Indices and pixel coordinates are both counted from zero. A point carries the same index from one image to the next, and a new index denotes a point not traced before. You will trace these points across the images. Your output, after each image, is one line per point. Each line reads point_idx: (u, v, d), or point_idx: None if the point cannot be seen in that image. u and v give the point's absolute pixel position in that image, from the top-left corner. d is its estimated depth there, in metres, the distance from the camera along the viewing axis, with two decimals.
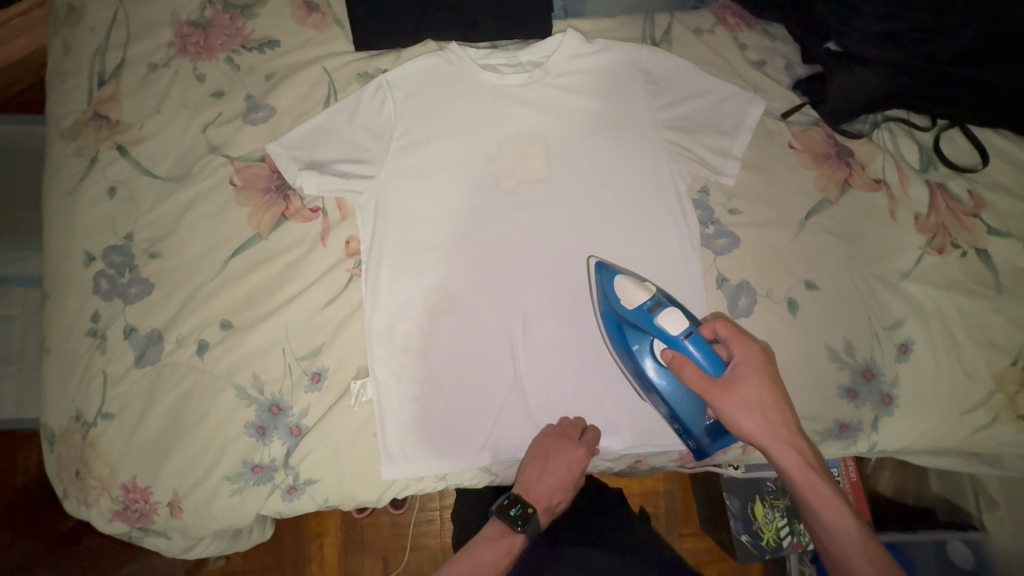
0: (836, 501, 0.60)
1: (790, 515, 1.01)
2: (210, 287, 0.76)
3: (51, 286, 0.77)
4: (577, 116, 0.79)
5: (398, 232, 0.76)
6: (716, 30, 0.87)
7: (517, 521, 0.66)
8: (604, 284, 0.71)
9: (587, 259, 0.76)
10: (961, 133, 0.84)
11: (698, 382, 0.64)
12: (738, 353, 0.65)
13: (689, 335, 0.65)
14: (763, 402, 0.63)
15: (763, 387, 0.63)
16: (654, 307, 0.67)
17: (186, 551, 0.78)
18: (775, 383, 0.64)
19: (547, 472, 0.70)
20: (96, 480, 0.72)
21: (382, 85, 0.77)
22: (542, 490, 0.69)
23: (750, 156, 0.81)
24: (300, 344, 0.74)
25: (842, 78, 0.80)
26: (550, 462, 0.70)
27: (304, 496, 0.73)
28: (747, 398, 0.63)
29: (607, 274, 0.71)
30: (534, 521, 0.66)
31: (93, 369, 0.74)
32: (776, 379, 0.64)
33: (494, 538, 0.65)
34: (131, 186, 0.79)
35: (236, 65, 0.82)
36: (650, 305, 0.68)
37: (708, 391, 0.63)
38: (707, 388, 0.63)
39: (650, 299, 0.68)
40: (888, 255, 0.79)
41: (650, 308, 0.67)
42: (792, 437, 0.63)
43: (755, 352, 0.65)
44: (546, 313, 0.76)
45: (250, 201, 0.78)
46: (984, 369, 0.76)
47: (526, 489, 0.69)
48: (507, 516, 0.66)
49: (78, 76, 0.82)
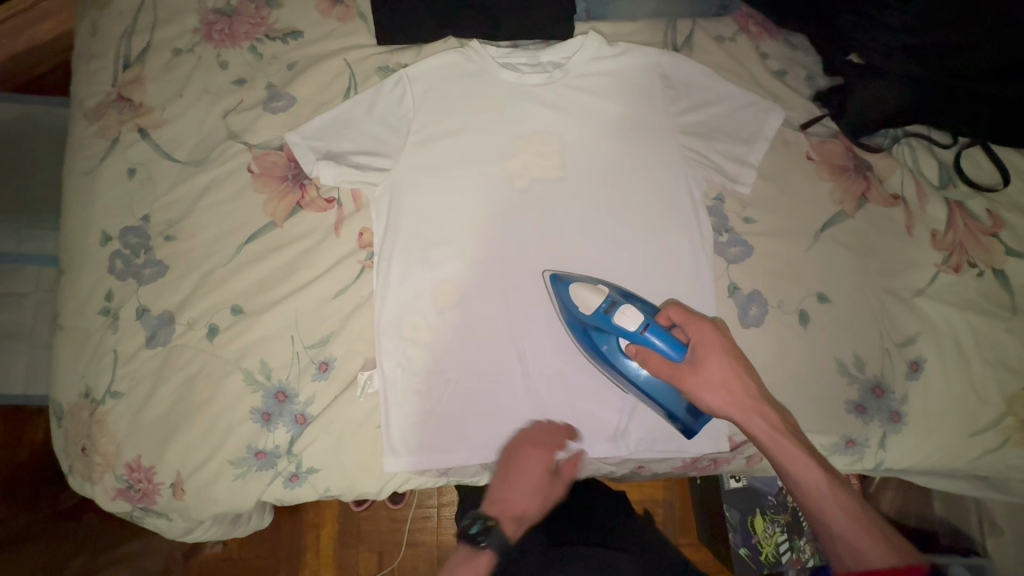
0: (815, 469, 0.60)
1: (791, 531, 0.99)
2: (222, 272, 0.76)
3: (67, 263, 0.78)
4: (596, 117, 0.79)
5: (411, 226, 0.76)
6: (738, 38, 0.87)
7: (478, 536, 0.60)
8: (561, 294, 0.72)
9: (542, 273, 0.76)
10: (982, 151, 0.83)
11: (663, 368, 0.65)
12: (695, 333, 0.66)
13: (647, 327, 0.66)
14: (728, 377, 0.64)
15: (723, 363, 0.64)
16: (609, 309, 0.68)
17: (185, 534, 0.79)
18: (735, 357, 0.65)
19: (517, 477, 0.67)
20: (101, 457, 0.73)
21: (402, 79, 0.77)
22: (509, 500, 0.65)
23: (767, 166, 0.81)
24: (309, 332, 0.75)
25: (863, 92, 0.79)
26: (518, 467, 0.68)
27: (305, 484, 0.73)
28: (711, 374, 0.64)
29: (562, 285, 0.72)
30: (497, 531, 0.60)
31: (104, 347, 0.74)
32: (737, 354, 0.65)
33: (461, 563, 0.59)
34: (150, 168, 0.79)
35: (259, 53, 0.83)
36: (605, 307, 0.68)
37: (674, 375, 0.65)
38: (672, 372, 0.65)
39: (605, 300, 0.69)
40: (903, 271, 0.78)
41: (606, 309, 0.68)
42: (760, 409, 0.64)
43: (711, 329, 0.66)
44: (544, 312, 0.76)
45: (267, 188, 0.79)
46: (995, 391, 0.75)
47: (491, 503, 0.65)
48: (469, 536, 0.61)
49: (104, 58, 0.83)
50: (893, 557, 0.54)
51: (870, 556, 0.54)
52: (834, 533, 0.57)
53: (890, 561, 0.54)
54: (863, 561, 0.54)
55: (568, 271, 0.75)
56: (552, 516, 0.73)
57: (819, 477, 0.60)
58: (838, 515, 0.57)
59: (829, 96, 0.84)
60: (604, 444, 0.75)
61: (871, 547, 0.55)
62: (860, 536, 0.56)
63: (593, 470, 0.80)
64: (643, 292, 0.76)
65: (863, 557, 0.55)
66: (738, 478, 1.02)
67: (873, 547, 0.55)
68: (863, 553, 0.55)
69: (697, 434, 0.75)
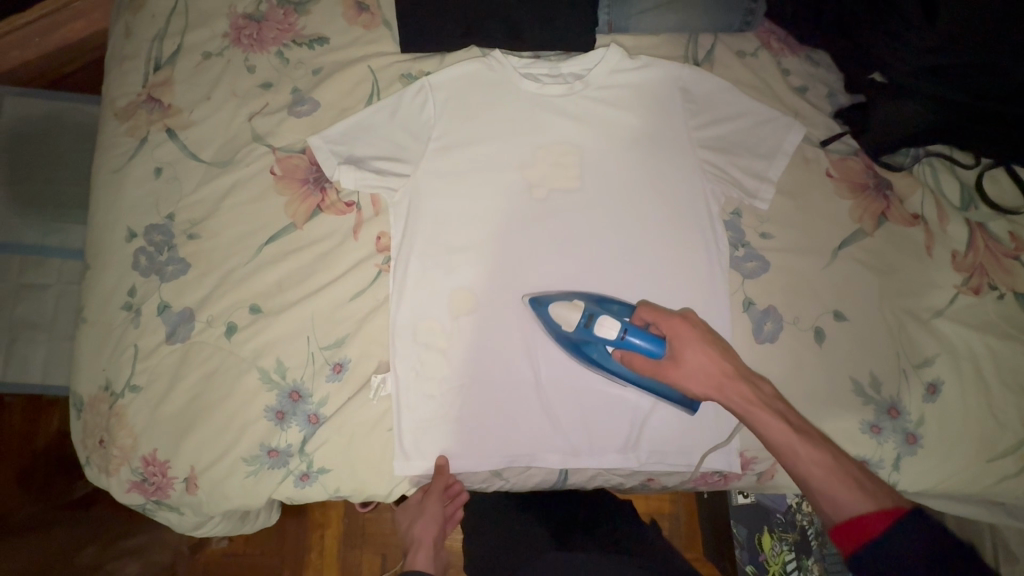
0: (790, 431, 0.60)
1: (799, 550, 0.98)
2: (242, 272, 0.77)
3: (93, 258, 0.79)
4: (616, 130, 0.79)
5: (429, 231, 0.77)
6: (759, 54, 0.87)
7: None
8: (544, 317, 0.73)
9: (523, 300, 0.76)
10: (1006, 173, 0.81)
11: (645, 366, 0.66)
12: (663, 321, 0.66)
13: (626, 332, 0.65)
14: (704, 361, 0.64)
15: (697, 348, 0.64)
16: (587, 321, 0.68)
17: (195, 529, 0.80)
18: (705, 338, 0.65)
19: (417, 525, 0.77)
20: (118, 450, 0.74)
21: (424, 86, 0.78)
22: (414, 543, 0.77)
23: (785, 182, 0.81)
24: (325, 333, 0.76)
25: (886, 111, 0.79)
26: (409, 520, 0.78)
27: (316, 483, 0.74)
28: (691, 363, 0.64)
29: (542, 308, 0.73)
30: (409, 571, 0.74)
31: (125, 342, 0.76)
32: (707, 334, 0.65)
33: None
34: (176, 168, 0.81)
35: (285, 59, 0.85)
36: (584, 321, 0.68)
37: (658, 371, 0.65)
38: (656, 369, 0.65)
39: (583, 314, 0.68)
40: (922, 292, 0.78)
41: (584, 324, 0.68)
42: (737, 383, 0.63)
43: (679, 317, 0.66)
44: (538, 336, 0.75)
45: (288, 190, 0.80)
46: (1015, 416, 0.74)
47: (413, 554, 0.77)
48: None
49: (136, 60, 0.86)
50: (871, 503, 0.53)
51: (850, 505, 0.54)
52: (815, 488, 0.57)
53: (869, 507, 0.53)
54: (845, 512, 0.54)
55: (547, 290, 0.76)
56: (563, 526, 0.73)
57: (794, 438, 0.59)
58: (815, 470, 0.57)
59: (850, 114, 0.83)
60: (615, 455, 0.75)
61: (849, 495, 0.55)
62: (838, 486, 0.56)
63: (603, 481, 0.79)
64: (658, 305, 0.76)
65: (844, 508, 0.54)
66: (746, 494, 1.02)
67: (851, 495, 0.55)
68: (842, 501, 0.55)
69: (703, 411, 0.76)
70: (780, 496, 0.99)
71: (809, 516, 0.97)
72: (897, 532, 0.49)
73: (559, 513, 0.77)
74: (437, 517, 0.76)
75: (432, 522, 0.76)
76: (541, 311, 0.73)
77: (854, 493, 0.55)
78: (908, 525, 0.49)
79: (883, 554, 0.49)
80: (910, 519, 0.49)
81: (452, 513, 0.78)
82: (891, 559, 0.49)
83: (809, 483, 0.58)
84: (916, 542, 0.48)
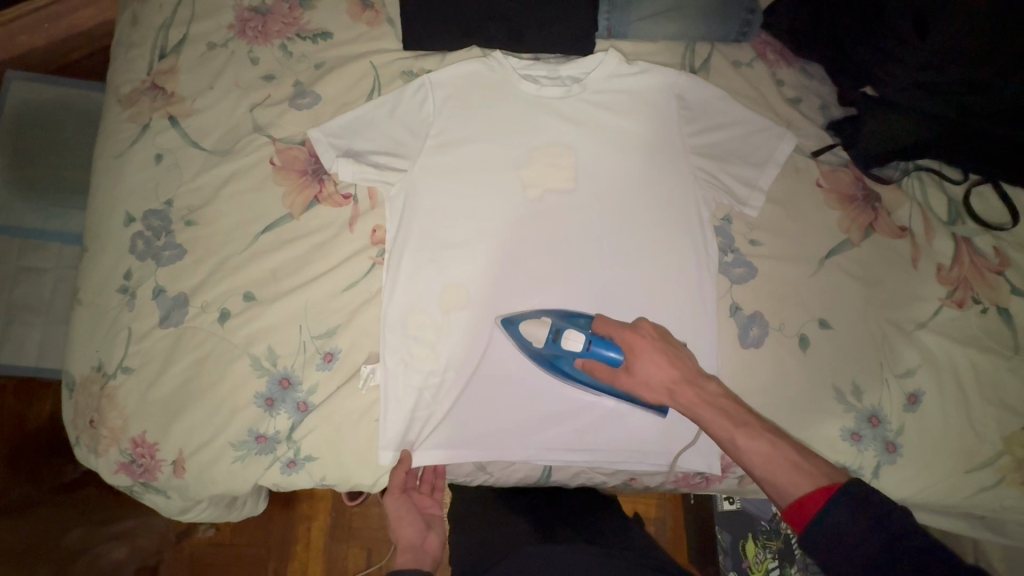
0: (732, 426, 0.61)
1: (784, 557, 0.98)
2: (238, 259, 0.78)
3: (91, 241, 0.80)
4: (612, 134, 0.81)
5: (424, 225, 0.78)
6: (755, 64, 0.88)
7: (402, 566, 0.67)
8: (516, 337, 0.74)
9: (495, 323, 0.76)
10: (992, 190, 0.83)
11: (605, 374, 0.68)
12: (613, 331, 0.68)
13: (591, 342, 0.68)
14: (653, 368, 0.65)
15: (648, 355, 0.65)
16: (555, 336, 0.70)
17: (182, 512, 0.81)
18: (652, 344, 0.66)
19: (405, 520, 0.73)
20: (108, 431, 0.75)
21: (424, 84, 0.80)
22: (405, 536, 0.72)
23: (776, 191, 0.82)
24: (317, 323, 0.77)
25: (877, 125, 0.80)
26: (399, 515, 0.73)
27: (302, 471, 0.75)
28: (643, 373, 0.65)
29: (513, 328, 0.74)
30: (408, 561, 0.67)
31: (119, 324, 0.77)
32: (654, 339, 0.66)
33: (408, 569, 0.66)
34: (177, 155, 0.82)
35: (289, 52, 0.86)
36: (552, 335, 0.71)
37: (615, 380, 0.67)
38: (613, 377, 0.67)
39: (551, 329, 0.71)
40: (906, 304, 0.79)
41: (553, 338, 0.70)
42: (683, 386, 0.64)
43: (628, 329, 0.67)
44: (510, 358, 0.76)
45: (287, 180, 0.81)
46: (993, 429, 0.75)
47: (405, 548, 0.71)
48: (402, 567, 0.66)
49: (142, 48, 0.87)
50: (810, 484, 0.56)
51: (791, 489, 0.56)
52: (759, 477, 0.59)
53: (807, 488, 0.55)
54: (787, 495, 0.56)
55: (519, 312, 0.76)
56: (546, 519, 0.74)
57: (735, 430, 0.61)
58: (756, 460, 0.59)
59: (843, 126, 0.85)
60: (595, 454, 0.76)
61: (790, 478, 0.57)
62: (779, 472, 0.58)
63: (585, 478, 0.80)
64: (648, 308, 0.77)
65: (787, 491, 0.56)
66: (732, 501, 1.04)
67: (791, 479, 0.57)
68: (784, 486, 0.57)
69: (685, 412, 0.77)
70: (766, 504, 1.00)
71: None
72: (837, 507, 0.52)
73: (541, 508, 0.78)
74: (413, 512, 0.74)
75: (410, 518, 0.73)
76: (514, 331, 0.74)
77: (795, 477, 0.57)
78: (849, 499, 0.52)
79: (827, 530, 0.52)
80: (849, 495, 0.53)
81: (429, 517, 0.76)
82: (836, 532, 0.52)
83: (754, 472, 0.59)
84: (856, 512, 0.52)
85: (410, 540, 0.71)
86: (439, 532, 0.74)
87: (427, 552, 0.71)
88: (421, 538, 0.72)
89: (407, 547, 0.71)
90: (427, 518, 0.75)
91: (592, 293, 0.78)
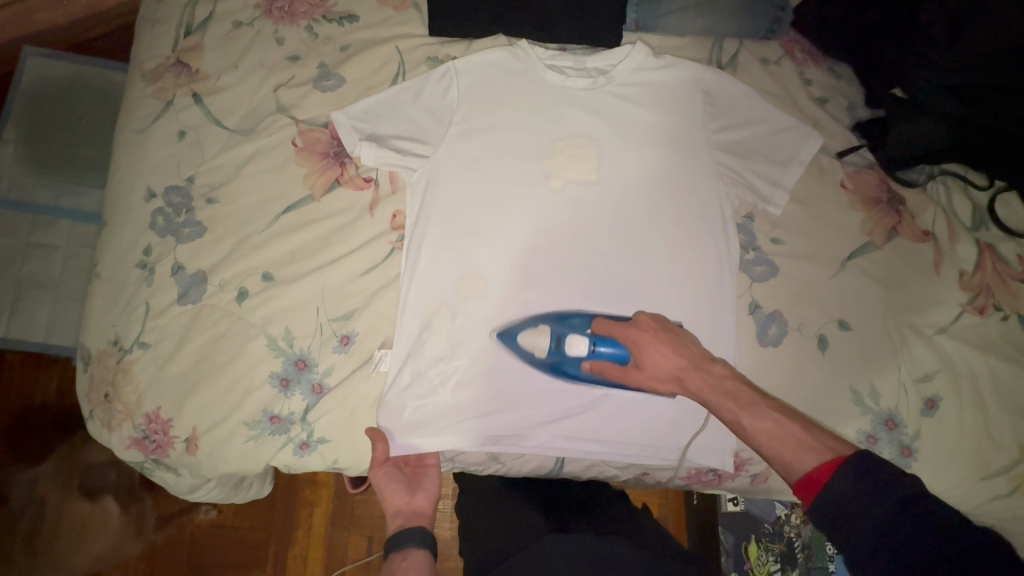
0: (738, 408, 0.62)
1: (785, 561, 0.97)
2: (257, 239, 0.78)
3: (111, 215, 0.80)
4: (636, 126, 0.80)
5: (445, 211, 0.77)
6: (782, 62, 0.88)
7: (393, 540, 0.70)
8: (518, 348, 0.75)
9: (506, 310, 0.76)
10: (1018, 198, 0.82)
11: (614, 373, 0.69)
12: (613, 329, 0.69)
13: (595, 344, 0.69)
14: (660, 359, 0.66)
15: (652, 347, 0.66)
16: (558, 343, 0.72)
17: (190, 491, 0.81)
18: (657, 336, 0.66)
19: (390, 490, 0.75)
20: (123, 405, 0.75)
21: (449, 70, 0.80)
22: (392, 503, 0.74)
23: (799, 190, 0.82)
24: (335, 305, 0.77)
25: (903, 128, 0.80)
26: (384, 485, 0.75)
27: (315, 453, 0.75)
28: (651, 366, 0.66)
29: (513, 340, 0.75)
30: (400, 535, 0.70)
31: (137, 300, 0.77)
32: (657, 331, 0.67)
33: (398, 542, 0.69)
34: (200, 132, 0.82)
35: (314, 33, 0.86)
36: (555, 344, 0.72)
37: (626, 377, 0.68)
38: (623, 374, 0.68)
39: (552, 338, 0.72)
40: (925, 309, 0.78)
41: (555, 346, 0.72)
42: (692, 373, 0.65)
43: (630, 325, 0.68)
44: (507, 366, 0.76)
45: (308, 162, 0.81)
46: (1010, 437, 0.75)
47: (395, 514, 0.74)
48: (396, 542, 0.69)
49: (167, 25, 0.87)
50: (815, 458, 0.57)
51: (798, 464, 0.58)
52: (768, 453, 0.61)
53: (815, 461, 0.57)
54: (796, 471, 0.58)
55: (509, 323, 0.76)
56: (557, 510, 0.74)
57: (740, 412, 0.62)
58: (763, 439, 0.61)
59: (869, 126, 0.84)
60: (610, 449, 0.76)
61: (796, 454, 0.58)
62: (783, 449, 0.59)
63: (598, 472, 0.80)
64: (665, 305, 0.77)
65: (793, 467, 0.58)
66: (736, 502, 1.04)
67: (796, 455, 0.58)
68: (790, 463, 0.58)
69: (691, 412, 0.77)
70: (770, 507, 1.00)
71: (798, 527, 0.96)
72: (839, 479, 0.53)
73: (552, 500, 0.78)
74: (397, 479, 0.76)
75: (394, 486, 0.75)
76: (513, 344, 0.75)
77: (799, 455, 0.58)
78: (851, 473, 0.53)
79: (834, 504, 0.53)
80: (852, 468, 0.53)
81: (417, 473, 0.77)
82: (838, 507, 0.53)
83: (763, 452, 0.61)
84: (857, 484, 0.52)
85: (397, 507, 0.74)
86: (427, 489, 0.76)
87: (417, 514, 0.73)
88: (409, 501, 0.74)
89: (396, 510, 0.74)
90: (415, 476, 0.77)
91: (610, 287, 0.77)
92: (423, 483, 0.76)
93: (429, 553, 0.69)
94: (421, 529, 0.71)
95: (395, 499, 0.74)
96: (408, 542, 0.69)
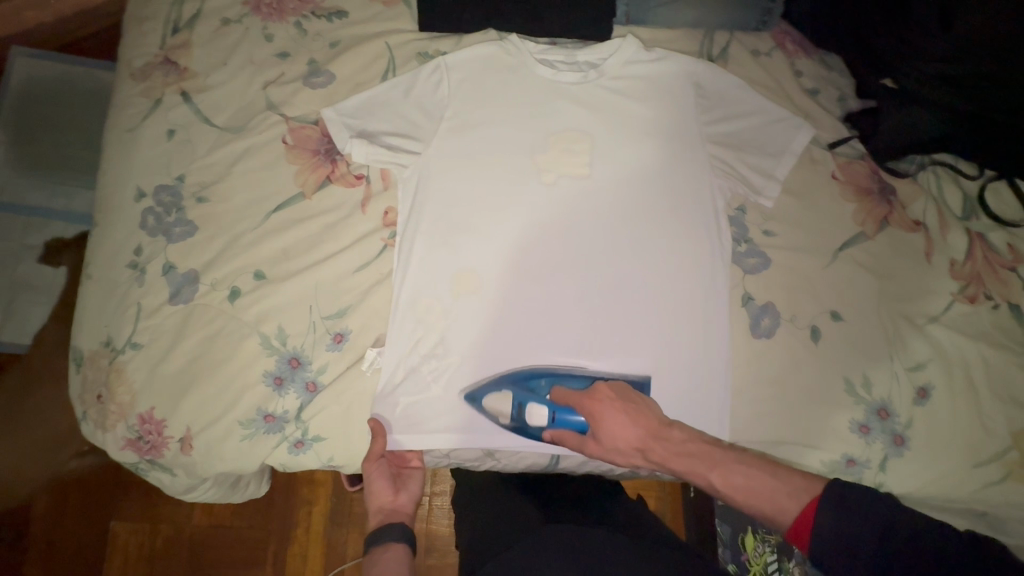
0: (707, 470, 0.62)
1: (781, 551, 0.95)
2: (250, 236, 0.78)
3: (101, 215, 0.80)
4: (630, 120, 0.80)
5: (437, 207, 0.77)
6: (773, 54, 0.88)
7: (376, 535, 0.70)
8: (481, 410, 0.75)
9: (502, 304, 0.76)
10: (1008, 186, 0.82)
11: (574, 443, 0.68)
12: (571, 399, 0.68)
13: (555, 413, 0.68)
14: (618, 431, 0.65)
15: (611, 420, 0.65)
16: (519, 411, 0.70)
17: (186, 491, 0.81)
18: (613, 404, 0.66)
19: (376, 485, 0.74)
20: (116, 406, 0.74)
21: (439, 66, 0.79)
22: (377, 499, 0.74)
23: (792, 182, 0.82)
24: (328, 303, 0.76)
25: (894, 119, 0.80)
26: (371, 483, 0.75)
27: (310, 452, 0.75)
28: (611, 441, 0.65)
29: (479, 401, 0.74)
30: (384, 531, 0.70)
31: (129, 299, 0.76)
32: (614, 401, 0.66)
33: (381, 537, 0.69)
34: (190, 131, 0.82)
35: (304, 30, 0.86)
36: (516, 412, 0.71)
37: (584, 448, 0.67)
38: (582, 445, 0.67)
39: (513, 406, 0.71)
40: (919, 298, 0.79)
41: (518, 414, 0.70)
42: (651, 443, 0.64)
43: (586, 396, 0.67)
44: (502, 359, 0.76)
45: (299, 159, 0.81)
46: (1001, 424, 0.75)
47: (379, 511, 0.74)
48: (382, 537, 0.69)
49: (154, 23, 0.86)
50: (797, 505, 0.57)
51: (782, 516, 0.57)
52: (748, 509, 0.60)
53: (796, 509, 0.57)
54: (783, 520, 0.57)
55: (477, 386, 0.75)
56: (551, 503, 0.75)
57: (708, 472, 0.62)
58: (739, 495, 0.60)
59: (860, 117, 0.84)
60: None
61: (777, 508, 0.58)
62: (762, 502, 0.59)
63: (593, 465, 0.80)
64: (661, 299, 0.77)
65: (777, 517, 0.58)
66: None
67: (779, 506, 0.57)
68: (773, 515, 0.58)
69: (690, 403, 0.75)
70: None
71: None
72: (821, 518, 0.54)
73: (548, 494, 0.78)
74: (385, 475, 0.75)
75: (382, 482, 0.75)
76: (480, 408, 0.74)
77: (780, 504, 0.57)
78: (829, 507, 0.55)
79: (832, 546, 0.53)
80: (828, 503, 0.55)
81: (402, 474, 0.78)
82: (838, 545, 0.53)
83: (741, 506, 0.60)
84: (840, 519, 0.54)
85: (382, 504, 0.74)
86: (411, 489, 0.77)
87: (399, 511, 0.74)
88: (393, 498, 0.75)
89: (378, 505, 0.74)
90: (399, 476, 0.78)
91: (605, 279, 0.77)
92: (410, 484, 0.77)
93: (409, 547, 0.70)
94: (403, 525, 0.71)
95: (380, 495, 0.74)
96: (390, 535, 0.69)
